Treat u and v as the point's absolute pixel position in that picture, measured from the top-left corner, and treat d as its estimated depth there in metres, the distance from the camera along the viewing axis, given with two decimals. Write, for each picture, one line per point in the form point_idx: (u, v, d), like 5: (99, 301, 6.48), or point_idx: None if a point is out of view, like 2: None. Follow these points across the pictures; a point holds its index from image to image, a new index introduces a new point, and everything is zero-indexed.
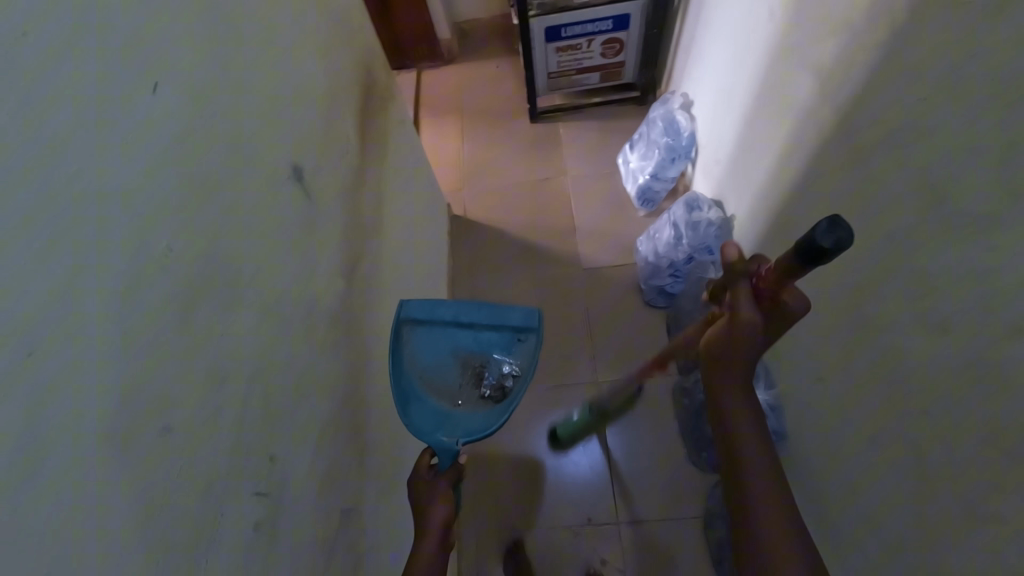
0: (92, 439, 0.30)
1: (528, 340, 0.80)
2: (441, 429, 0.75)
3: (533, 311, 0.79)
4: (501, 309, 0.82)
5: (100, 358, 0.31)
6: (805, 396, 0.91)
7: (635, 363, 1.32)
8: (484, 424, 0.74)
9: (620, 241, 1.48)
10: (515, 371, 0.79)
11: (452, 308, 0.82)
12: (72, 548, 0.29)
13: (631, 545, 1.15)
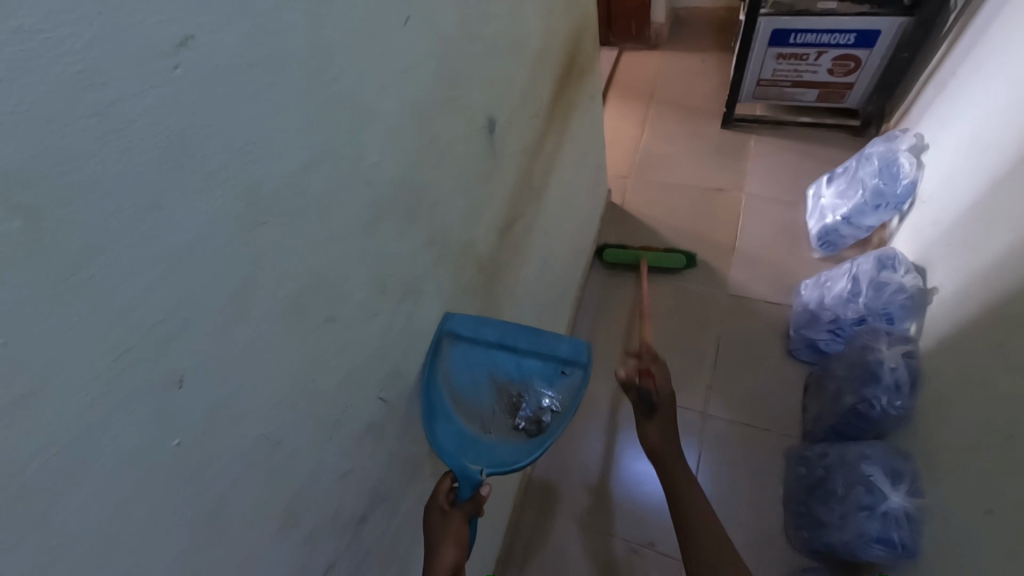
0: (282, 305, 0.37)
1: (573, 375, 0.65)
2: (465, 453, 0.63)
3: (585, 344, 0.63)
4: (551, 332, 0.67)
5: (306, 243, 0.38)
6: (961, 521, 0.76)
7: (756, 410, 1.21)
8: (512, 459, 0.61)
9: (779, 278, 1.35)
10: (554, 406, 0.65)
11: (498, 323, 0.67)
12: (253, 383, 0.36)
13: None
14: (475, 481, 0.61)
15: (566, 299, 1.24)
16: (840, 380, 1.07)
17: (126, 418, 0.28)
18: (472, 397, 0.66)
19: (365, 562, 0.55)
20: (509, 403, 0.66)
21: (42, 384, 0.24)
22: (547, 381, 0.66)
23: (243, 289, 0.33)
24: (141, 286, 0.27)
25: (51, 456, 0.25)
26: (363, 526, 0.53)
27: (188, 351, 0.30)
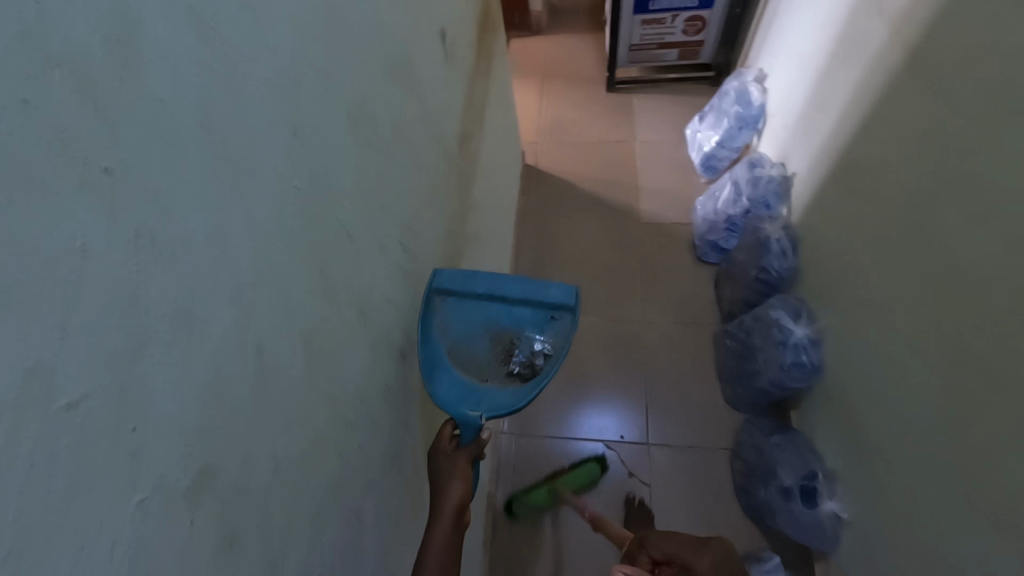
0: (352, 116, 0.44)
1: (563, 319, 0.72)
2: (464, 401, 0.67)
3: (572, 288, 0.70)
4: (539, 281, 0.74)
5: (362, 68, 0.46)
6: (847, 324, 0.98)
7: (683, 309, 1.42)
8: (510, 402, 0.67)
9: (678, 204, 1.58)
10: (546, 349, 0.71)
11: (487, 279, 0.73)
12: (342, 177, 0.43)
13: (660, 464, 1.24)
14: (476, 425, 0.66)
15: (507, 242, 1.36)
16: (741, 262, 1.29)
17: (286, 157, 0.35)
18: (468, 349, 0.71)
19: (409, 402, 0.62)
20: (503, 351, 0.72)
21: (249, 98, 0.31)
22: (537, 327, 0.72)
23: (335, 87, 0.41)
24: (285, 44, 0.34)
25: (239, 150, 0.30)
26: (404, 365, 0.60)
27: (311, 121, 0.38)
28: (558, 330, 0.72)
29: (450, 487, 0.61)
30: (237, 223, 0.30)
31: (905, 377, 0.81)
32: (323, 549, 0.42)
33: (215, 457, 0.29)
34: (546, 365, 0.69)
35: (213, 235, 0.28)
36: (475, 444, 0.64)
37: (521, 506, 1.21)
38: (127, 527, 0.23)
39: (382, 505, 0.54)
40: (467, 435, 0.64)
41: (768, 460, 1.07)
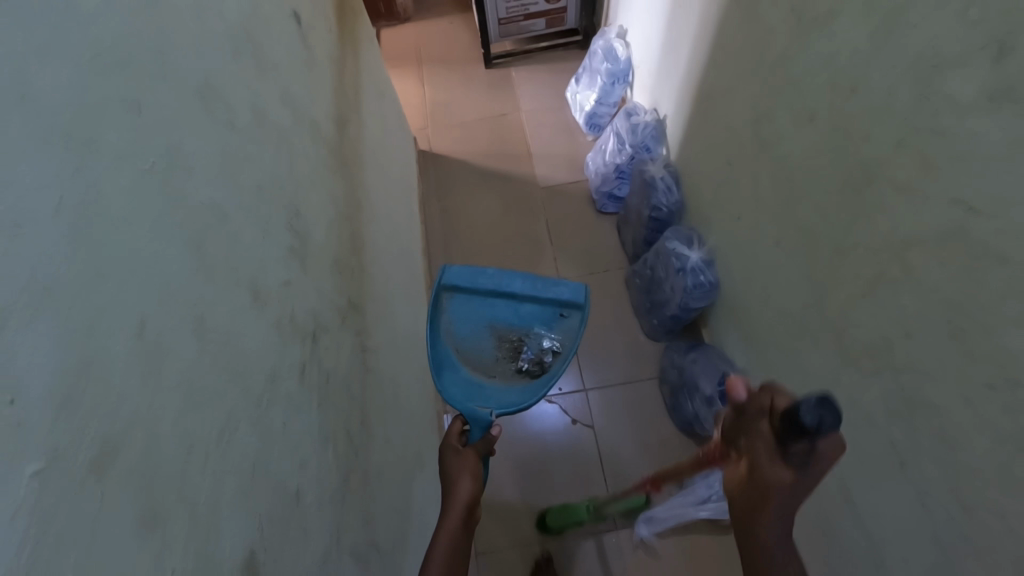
0: (201, 97, 0.44)
1: (569, 318, 0.95)
2: (473, 398, 0.89)
3: (578, 291, 0.93)
4: (545, 288, 0.96)
5: (202, 49, 0.45)
6: (731, 238, 1.09)
7: (594, 259, 1.50)
8: (516, 399, 0.88)
9: (572, 163, 1.66)
10: (553, 344, 0.96)
11: (497, 283, 0.97)
12: (203, 160, 0.43)
13: (598, 405, 1.31)
14: (485, 422, 0.83)
15: (410, 226, 1.36)
16: (636, 206, 1.37)
17: (135, 138, 0.34)
18: (479, 345, 0.96)
19: (330, 380, 0.62)
20: (512, 349, 0.96)
21: (79, 77, 0.30)
22: (543, 325, 0.97)
23: (175, 68, 0.40)
24: (108, 20, 0.33)
25: (70, 124, 0.29)
26: (316, 343, 0.60)
27: (154, 103, 0.37)
28: (564, 328, 0.96)
29: (461, 479, 0.74)
30: (90, 206, 0.30)
31: (778, 271, 0.92)
32: (262, 525, 0.42)
33: (117, 429, 0.29)
34: (550, 360, 0.94)
35: (63, 217, 0.28)
36: (485, 439, 0.81)
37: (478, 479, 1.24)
38: (21, 497, 0.23)
39: (321, 483, 0.55)
40: (479, 430, 0.82)
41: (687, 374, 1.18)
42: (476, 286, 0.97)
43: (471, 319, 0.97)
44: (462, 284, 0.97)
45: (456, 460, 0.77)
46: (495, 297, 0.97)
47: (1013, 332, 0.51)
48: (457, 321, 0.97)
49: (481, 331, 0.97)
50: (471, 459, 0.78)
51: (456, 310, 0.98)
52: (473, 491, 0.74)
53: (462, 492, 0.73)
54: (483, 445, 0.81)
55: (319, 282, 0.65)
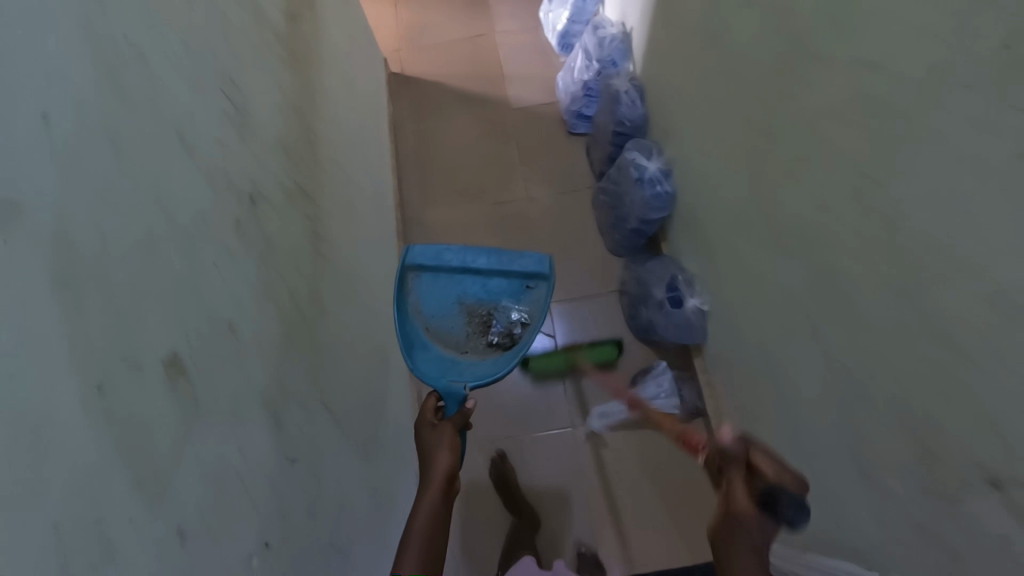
0: None
1: (534, 289, 0.96)
2: (446, 373, 0.88)
3: (542, 262, 0.94)
4: (509, 260, 0.97)
5: None
6: (686, 145, 1.11)
7: (562, 180, 1.52)
8: (490, 370, 0.88)
9: (544, 85, 1.65)
10: (521, 316, 0.96)
11: (460, 258, 0.96)
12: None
13: (561, 317, 1.37)
14: (459, 396, 0.82)
15: (378, 141, 1.37)
16: (601, 122, 1.39)
17: None
18: (448, 323, 0.95)
19: (273, 247, 0.66)
20: (481, 323, 0.96)
21: None
22: (511, 297, 0.97)
23: None
24: None
25: None
26: (256, 209, 0.63)
27: None
28: (530, 300, 0.97)
29: (438, 457, 0.73)
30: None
31: (722, 170, 0.95)
32: (190, 340, 0.46)
33: (19, 190, 0.32)
34: (520, 330, 0.94)
35: None
36: (460, 412, 0.79)
37: None
38: None
39: (261, 330, 0.59)
40: (453, 404, 0.80)
41: (642, 284, 1.23)
42: (442, 262, 0.96)
43: (440, 295, 0.96)
44: (427, 263, 0.94)
45: (432, 437, 0.76)
46: (463, 272, 0.97)
47: (896, 182, 0.54)
48: (426, 299, 0.95)
49: (450, 307, 0.96)
50: (447, 434, 0.76)
51: (424, 288, 0.96)
52: (451, 465, 0.73)
53: (440, 466, 0.71)
54: (459, 418, 0.79)
55: (261, 156, 0.67)
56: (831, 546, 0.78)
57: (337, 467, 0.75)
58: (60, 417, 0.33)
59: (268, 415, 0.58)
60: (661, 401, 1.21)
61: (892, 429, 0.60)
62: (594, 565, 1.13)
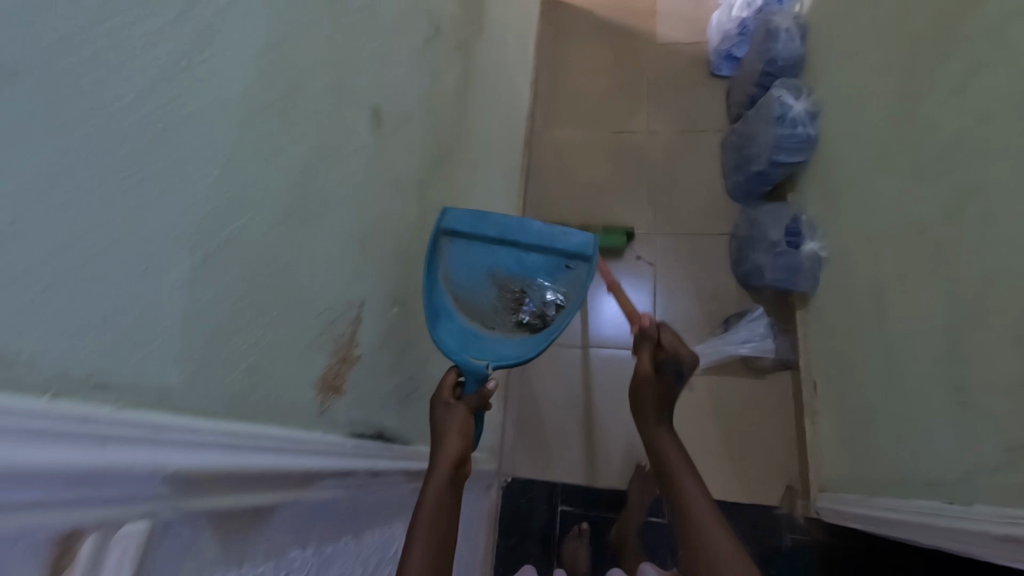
0: None
1: (578, 269, 0.75)
2: (470, 349, 0.68)
3: (591, 238, 0.73)
4: (551, 231, 0.76)
5: None
6: (842, 82, 1.06)
7: (693, 118, 1.50)
8: (518, 352, 0.69)
9: (695, 23, 1.62)
10: (557, 299, 0.74)
11: (498, 222, 0.75)
12: None
13: (663, 249, 1.38)
14: (481, 376, 0.65)
15: (523, 47, 1.43)
16: (750, 61, 1.35)
17: None
18: (475, 293, 0.74)
19: (441, 75, 0.75)
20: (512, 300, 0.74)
21: None
22: (548, 276, 0.75)
23: None
24: None
25: None
26: (438, 35, 0.72)
27: None
28: (569, 282, 0.75)
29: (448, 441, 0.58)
30: None
31: (881, 98, 0.90)
32: (384, 98, 0.55)
33: None
34: (556, 315, 0.73)
35: None
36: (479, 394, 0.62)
37: None
38: None
39: (426, 136, 0.69)
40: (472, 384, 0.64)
41: (756, 228, 1.21)
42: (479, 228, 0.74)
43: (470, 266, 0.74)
44: (462, 226, 0.72)
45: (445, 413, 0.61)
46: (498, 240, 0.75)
47: None
48: (454, 269, 0.73)
49: (479, 279, 0.74)
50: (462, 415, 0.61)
51: (456, 257, 0.73)
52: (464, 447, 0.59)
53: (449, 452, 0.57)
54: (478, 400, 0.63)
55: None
56: (913, 489, 0.76)
57: None
58: (315, 89, 0.42)
59: (418, 206, 0.67)
60: (752, 344, 1.19)
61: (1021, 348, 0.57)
62: (647, 479, 1.13)
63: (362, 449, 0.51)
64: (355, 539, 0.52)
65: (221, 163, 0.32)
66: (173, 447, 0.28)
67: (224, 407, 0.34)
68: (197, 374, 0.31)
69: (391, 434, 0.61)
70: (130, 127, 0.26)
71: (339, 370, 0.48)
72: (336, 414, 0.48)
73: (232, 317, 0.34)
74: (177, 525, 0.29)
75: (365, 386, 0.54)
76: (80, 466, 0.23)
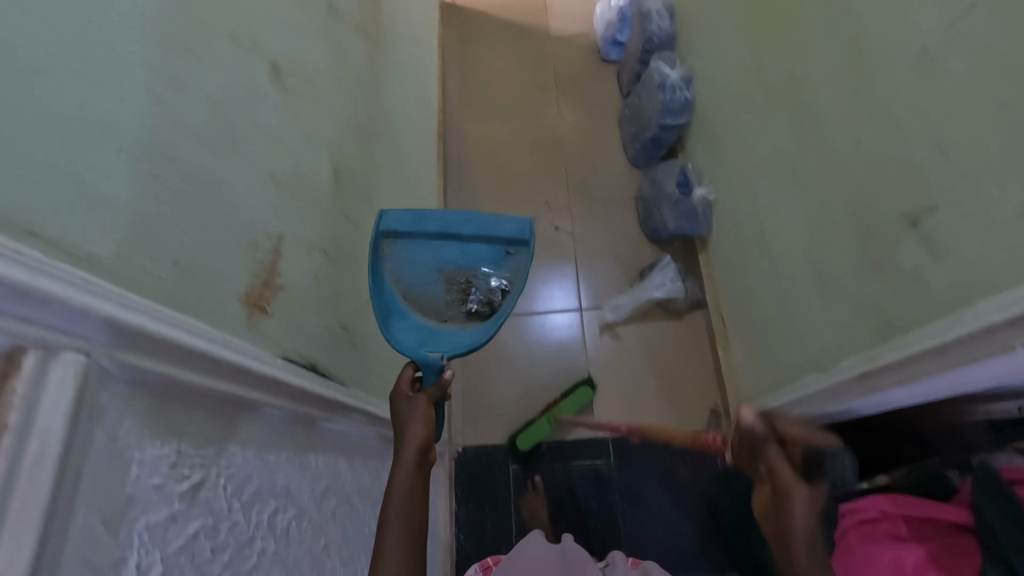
0: None
1: (520, 253, 0.75)
2: (424, 344, 0.71)
3: (528, 223, 0.72)
4: (491, 218, 0.75)
5: None
6: (707, 47, 1.22)
7: (592, 100, 1.64)
8: (469, 341, 0.71)
9: (583, 17, 1.77)
10: (504, 285, 0.75)
11: (437, 217, 0.74)
12: None
13: (580, 218, 1.48)
14: (437, 366, 0.70)
15: (427, 43, 1.51)
16: (632, 43, 1.50)
17: None
18: (425, 291, 0.75)
19: (344, 50, 0.81)
20: (461, 291, 0.75)
21: None
22: (493, 262, 0.75)
23: None
24: None
25: None
26: (335, 12, 0.78)
27: None
28: (514, 266, 0.75)
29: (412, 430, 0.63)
30: None
31: (735, 53, 1.05)
32: (284, 57, 0.60)
33: None
34: (504, 300, 0.73)
35: None
36: (436, 386, 0.67)
37: None
38: None
39: (332, 102, 0.74)
40: (430, 377, 0.69)
41: (656, 183, 1.34)
42: (420, 223, 0.75)
43: (416, 262, 0.74)
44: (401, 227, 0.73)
45: (406, 406, 0.66)
46: (439, 235, 0.75)
47: None
48: (401, 269, 0.74)
49: (427, 274, 0.75)
50: (422, 405, 0.66)
51: (400, 256, 0.74)
52: (428, 434, 0.64)
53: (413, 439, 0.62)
54: (436, 391, 0.68)
55: None
56: (798, 371, 0.88)
57: None
58: (214, 30, 0.47)
59: (331, 165, 0.72)
60: (665, 288, 1.31)
61: (847, 222, 0.70)
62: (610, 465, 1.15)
63: (292, 369, 0.55)
64: (295, 457, 0.55)
65: (126, 72, 0.36)
66: (107, 301, 0.32)
67: (150, 292, 0.37)
68: (120, 253, 0.35)
69: (325, 370, 0.64)
70: (48, 20, 0.30)
71: (264, 292, 0.52)
72: (264, 332, 0.52)
73: (151, 210, 0.38)
74: (113, 375, 0.33)
75: (293, 316, 0.58)
76: (27, 286, 0.27)
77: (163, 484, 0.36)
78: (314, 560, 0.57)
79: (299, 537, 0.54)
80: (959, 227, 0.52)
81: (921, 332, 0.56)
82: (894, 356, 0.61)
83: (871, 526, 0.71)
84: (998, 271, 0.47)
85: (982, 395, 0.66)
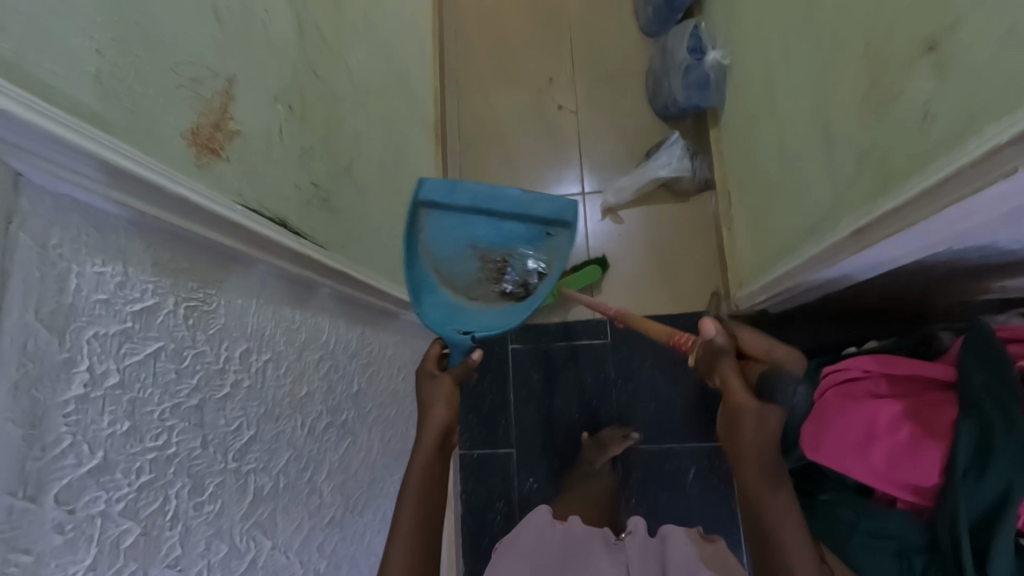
0: None
1: (560, 235, 0.70)
2: (455, 322, 0.66)
3: (572, 203, 0.67)
4: (532, 195, 0.70)
5: None
6: None
7: None
8: (502, 322, 0.66)
9: None
10: (541, 268, 0.70)
11: (476, 189, 0.69)
12: None
13: (585, 95, 1.38)
14: (466, 347, 0.65)
15: None
16: None
17: None
18: (458, 265, 0.71)
19: None
20: (495, 269, 0.71)
21: None
22: (530, 243, 0.71)
23: None
24: None
25: None
26: None
27: None
28: (552, 247, 0.70)
29: (435, 412, 0.62)
30: None
31: None
32: None
33: None
34: (541, 283, 0.70)
35: None
36: (465, 366, 0.64)
37: (471, 149, 1.38)
38: None
39: None
40: (457, 357, 0.65)
41: (668, 49, 1.22)
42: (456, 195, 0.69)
43: (449, 236, 0.70)
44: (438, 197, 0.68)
45: (429, 386, 0.64)
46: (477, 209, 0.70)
47: None
48: (434, 241, 0.69)
49: (460, 249, 0.71)
50: (447, 386, 0.63)
51: (434, 228, 0.69)
52: (452, 417, 0.62)
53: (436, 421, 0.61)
54: (462, 371, 0.65)
55: None
56: (795, 241, 0.84)
57: (357, 124, 0.84)
58: None
59: (291, 11, 0.66)
60: (672, 166, 1.23)
61: (859, 60, 0.62)
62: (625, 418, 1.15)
63: (256, 218, 0.54)
64: (269, 306, 0.57)
65: None
66: (6, 98, 0.31)
67: (67, 110, 0.36)
68: (20, 54, 0.33)
69: (297, 228, 0.64)
70: None
71: (214, 134, 0.51)
72: (219, 176, 0.51)
73: (56, 16, 0.35)
74: (28, 182, 0.32)
75: (253, 166, 0.57)
76: None
77: (111, 301, 0.37)
78: (297, 403, 0.60)
79: (279, 380, 0.57)
80: (974, 42, 0.45)
81: (920, 175, 0.52)
82: (890, 206, 0.57)
83: (853, 385, 0.69)
84: (1007, 86, 0.42)
85: (983, 252, 0.63)
